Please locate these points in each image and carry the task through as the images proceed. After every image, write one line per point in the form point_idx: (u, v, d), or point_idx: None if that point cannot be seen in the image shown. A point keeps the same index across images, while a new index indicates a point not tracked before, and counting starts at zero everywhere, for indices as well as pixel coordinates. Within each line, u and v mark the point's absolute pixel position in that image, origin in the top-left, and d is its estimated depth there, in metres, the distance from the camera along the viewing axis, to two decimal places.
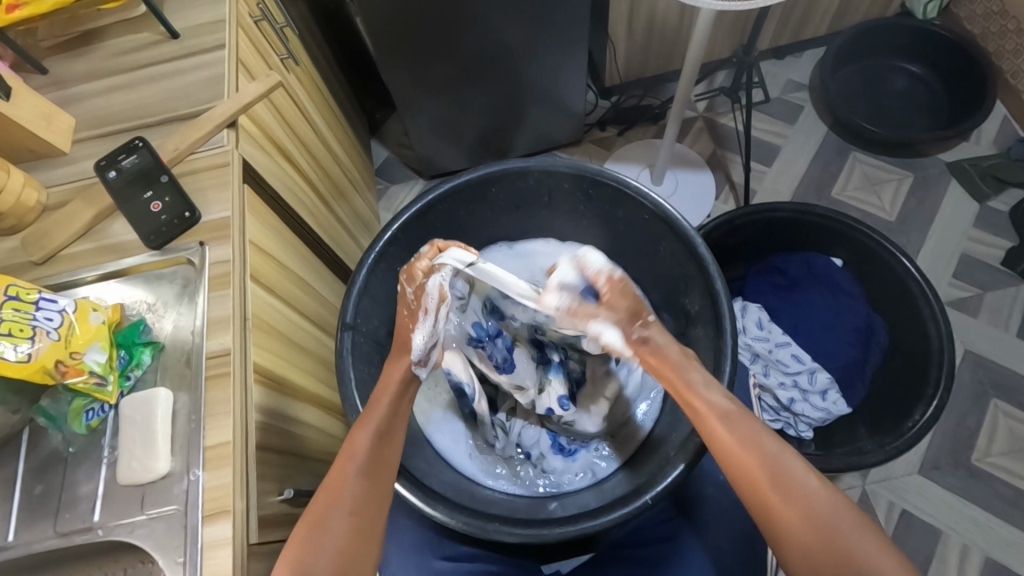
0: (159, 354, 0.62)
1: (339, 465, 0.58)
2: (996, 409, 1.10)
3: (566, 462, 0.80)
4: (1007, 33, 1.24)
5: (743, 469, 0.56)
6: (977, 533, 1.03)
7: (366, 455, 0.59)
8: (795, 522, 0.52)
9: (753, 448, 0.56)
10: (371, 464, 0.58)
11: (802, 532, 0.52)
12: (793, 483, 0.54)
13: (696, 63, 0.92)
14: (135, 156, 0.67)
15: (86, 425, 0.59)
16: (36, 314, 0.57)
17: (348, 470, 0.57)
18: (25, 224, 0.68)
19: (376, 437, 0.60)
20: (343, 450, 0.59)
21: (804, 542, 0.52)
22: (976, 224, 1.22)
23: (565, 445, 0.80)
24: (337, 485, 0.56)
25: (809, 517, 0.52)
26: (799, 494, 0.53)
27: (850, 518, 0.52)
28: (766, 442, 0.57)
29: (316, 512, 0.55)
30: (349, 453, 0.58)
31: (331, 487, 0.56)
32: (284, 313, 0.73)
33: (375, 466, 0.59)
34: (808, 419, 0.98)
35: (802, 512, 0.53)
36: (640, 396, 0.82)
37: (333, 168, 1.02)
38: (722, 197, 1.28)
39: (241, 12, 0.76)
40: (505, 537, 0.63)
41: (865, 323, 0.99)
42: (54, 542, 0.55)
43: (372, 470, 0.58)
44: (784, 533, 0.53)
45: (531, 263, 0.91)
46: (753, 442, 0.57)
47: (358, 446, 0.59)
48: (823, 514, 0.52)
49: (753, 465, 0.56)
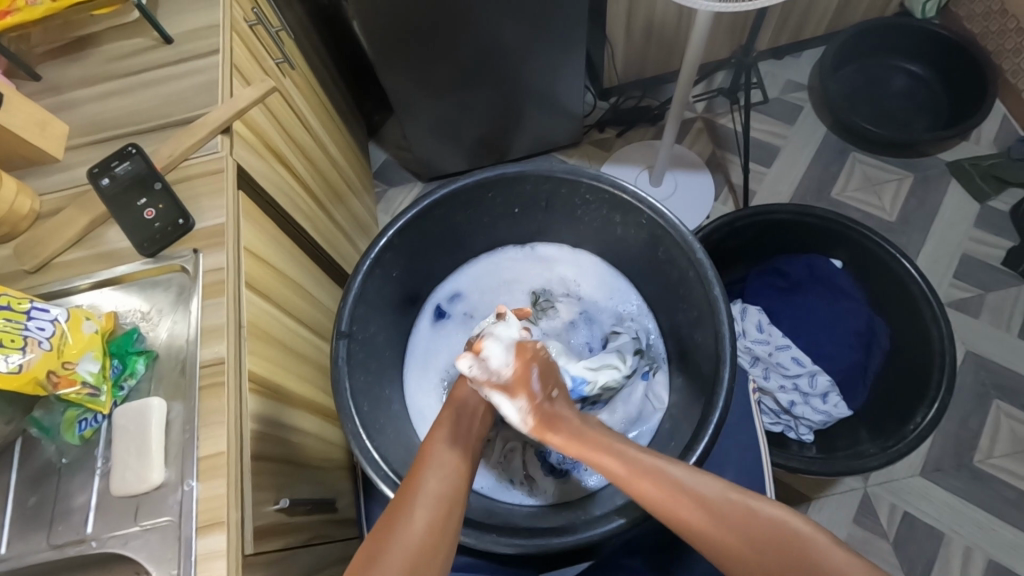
0: (153, 362, 0.62)
1: (418, 471, 0.58)
2: (999, 410, 1.09)
3: (557, 483, 0.80)
4: (1007, 33, 1.23)
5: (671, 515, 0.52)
6: (980, 536, 1.02)
7: (449, 461, 0.59)
8: (748, 549, 0.50)
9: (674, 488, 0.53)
10: (448, 471, 0.58)
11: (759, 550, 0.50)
12: (730, 516, 0.51)
13: (694, 65, 0.92)
14: (128, 163, 0.66)
15: (80, 435, 0.58)
16: (28, 324, 0.56)
17: (428, 471, 0.58)
18: (18, 232, 0.67)
19: (452, 443, 0.61)
20: (415, 467, 0.59)
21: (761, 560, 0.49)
22: (977, 224, 1.21)
23: (557, 465, 0.81)
24: (411, 492, 0.56)
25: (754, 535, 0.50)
26: (744, 519, 0.51)
27: (774, 504, 0.52)
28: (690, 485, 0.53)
29: (391, 515, 0.54)
30: (428, 461, 0.59)
31: (407, 491, 0.56)
32: (280, 319, 0.72)
33: (445, 473, 0.58)
34: (809, 422, 0.97)
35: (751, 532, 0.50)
36: (637, 422, 0.82)
37: (330, 172, 1.01)
38: (722, 199, 1.28)
39: (236, 17, 0.76)
40: (505, 548, 0.63)
41: (865, 326, 0.99)
42: (47, 555, 0.55)
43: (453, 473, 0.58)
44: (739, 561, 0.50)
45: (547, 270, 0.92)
46: (669, 482, 0.53)
47: (435, 450, 0.60)
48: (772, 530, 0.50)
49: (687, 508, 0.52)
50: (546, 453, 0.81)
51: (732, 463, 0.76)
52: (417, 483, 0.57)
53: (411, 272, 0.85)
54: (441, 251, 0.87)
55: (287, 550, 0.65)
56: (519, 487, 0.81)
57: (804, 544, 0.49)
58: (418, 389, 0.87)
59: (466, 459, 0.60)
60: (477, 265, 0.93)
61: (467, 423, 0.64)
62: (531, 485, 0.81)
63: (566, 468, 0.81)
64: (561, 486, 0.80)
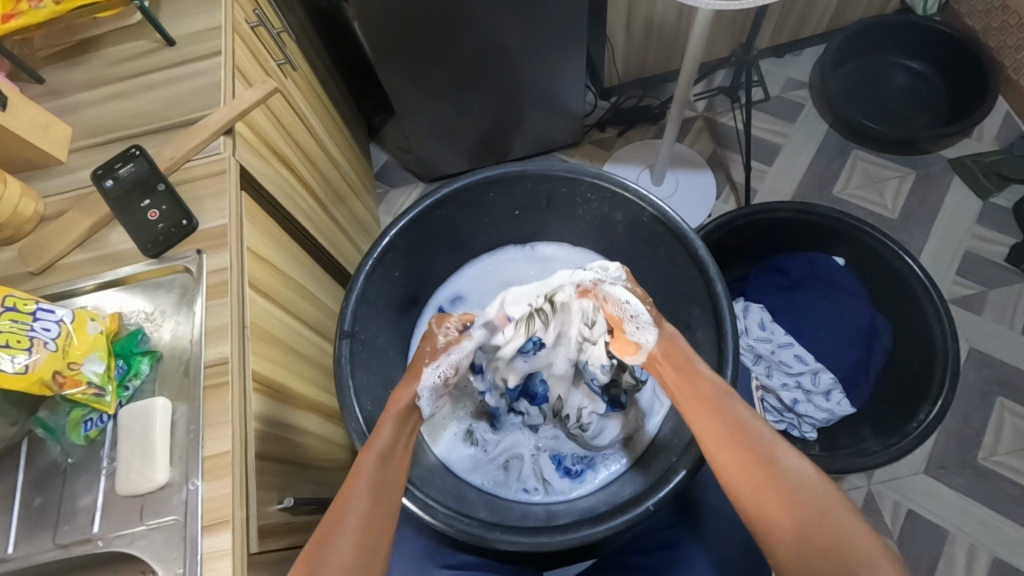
0: (157, 363, 0.62)
1: (347, 489, 0.56)
2: (1002, 408, 1.09)
3: (571, 484, 0.81)
4: (1008, 29, 1.23)
5: (727, 458, 0.57)
6: (985, 533, 1.02)
7: (378, 477, 0.58)
8: (784, 516, 0.53)
9: (740, 446, 0.57)
10: (380, 487, 0.58)
11: (798, 531, 0.52)
12: (780, 472, 0.55)
13: (695, 63, 0.91)
14: (132, 165, 0.67)
15: (85, 435, 0.59)
16: (33, 325, 0.57)
17: (357, 492, 0.56)
18: (22, 234, 0.68)
19: (384, 455, 0.60)
20: (353, 467, 0.59)
21: (796, 539, 0.52)
22: (979, 222, 1.21)
23: (571, 467, 0.82)
24: (344, 499, 0.56)
25: (798, 508, 0.52)
26: (788, 488, 0.53)
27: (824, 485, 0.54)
28: (754, 425, 0.58)
29: (325, 529, 0.53)
30: (359, 474, 0.58)
31: (337, 509, 0.55)
32: (283, 319, 0.73)
33: (380, 484, 0.58)
34: (812, 419, 0.98)
35: (794, 504, 0.53)
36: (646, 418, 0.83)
37: (332, 172, 1.01)
38: (723, 197, 1.28)
39: (237, 18, 0.76)
40: (508, 546, 0.64)
41: (869, 323, 0.98)
42: (53, 554, 0.55)
43: (387, 483, 0.58)
44: (778, 526, 0.53)
45: (549, 269, 0.92)
46: (738, 432, 0.58)
47: (365, 466, 0.59)
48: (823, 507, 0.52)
49: (743, 459, 0.56)
50: (559, 457, 0.83)
51: None
52: (347, 502, 0.55)
53: (412, 272, 0.85)
54: (442, 249, 0.87)
55: (290, 550, 0.65)
56: (536, 493, 0.80)
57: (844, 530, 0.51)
58: None
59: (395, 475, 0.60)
60: (479, 263, 0.93)
61: (399, 433, 0.64)
62: (544, 489, 0.81)
63: (581, 469, 0.81)
64: (577, 487, 0.81)
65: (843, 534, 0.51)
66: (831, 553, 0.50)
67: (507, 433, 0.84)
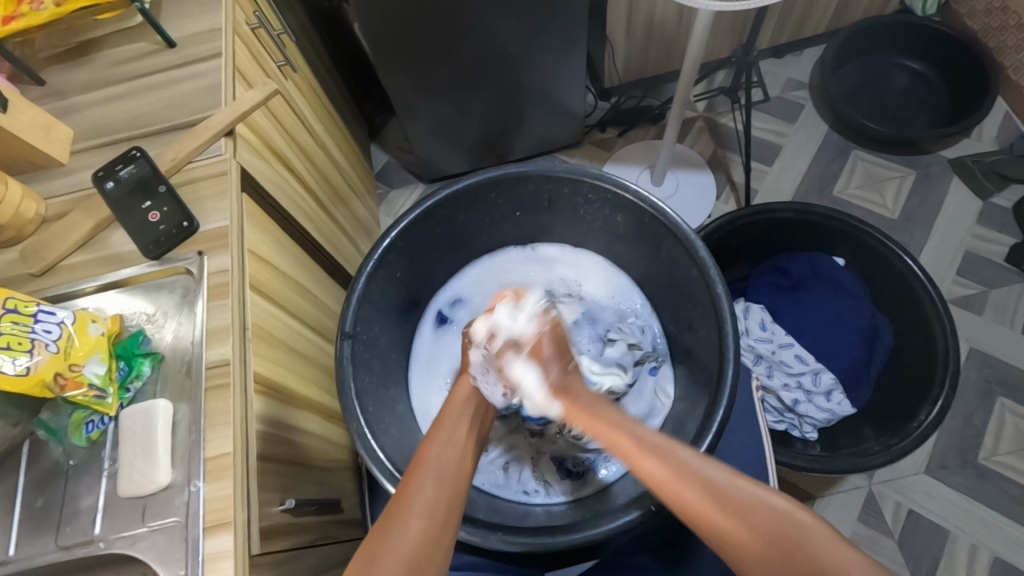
0: (159, 364, 0.62)
1: (412, 479, 0.57)
2: (1003, 407, 1.09)
3: (571, 485, 0.81)
4: (1008, 29, 1.23)
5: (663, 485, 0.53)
6: (986, 533, 1.02)
7: (446, 465, 0.59)
8: (738, 532, 0.49)
9: (672, 466, 0.53)
10: (445, 474, 0.58)
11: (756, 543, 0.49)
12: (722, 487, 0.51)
13: (695, 64, 0.92)
14: (133, 166, 0.67)
15: (86, 437, 0.59)
16: (35, 327, 0.57)
17: (422, 481, 0.57)
18: (23, 236, 0.68)
19: (450, 444, 0.61)
20: (416, 458, 0.60)
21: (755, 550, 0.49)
22: (980, 221, 1.21)
23: (572, 469, 0.82)
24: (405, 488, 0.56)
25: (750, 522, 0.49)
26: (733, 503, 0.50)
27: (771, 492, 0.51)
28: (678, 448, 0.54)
29: (387, 517, 0.54)
30: (424, 463, 0.58)
31: (401, 495, 0.56)
32: (284, 320, 0.73)
33: (443, 472, 0.58)
34: (813, 420, 0.97)
35: (742, 519, 0.49)
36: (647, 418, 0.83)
37: (333, 174, 1.01)
38: (723, 197, 1.28)
39: (238, 20, 0.76)
40: (510, 547, 0.64)
41: (870, 322, 0.98)
42: (55, 556, 0.55)
43: (455, 469, 0.59)
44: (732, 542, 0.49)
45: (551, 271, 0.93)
46: (668, 458, 0.53)
47: (428, 455, 0.59)
48: (780, 523, 0.49)
49: (679, 483, 0.52)
50: (560, 458, 0.83)
51: (735, 462, 0.76)
52: (413, 488, 0.56)
53: (413, 273, 0.84)
54: (443, 250, 0.87)
55: (293, 550, 0.65)
56: (537, 494, 0.81)
57: (809, 538, 0.48)
58: (424, 390, 0.87)
59: (461, 464, 0.60)
60: (480, 264, 0.93)
61: (462, 422, 0.64)
62: (545, 491, 0.81)
63: (582, 471, 0.81)
64: (578, 488, 0.81)
65: (808, 544, 0.47)
66: (797, 557, 0.47)
67: (508, 434, 0.84)
